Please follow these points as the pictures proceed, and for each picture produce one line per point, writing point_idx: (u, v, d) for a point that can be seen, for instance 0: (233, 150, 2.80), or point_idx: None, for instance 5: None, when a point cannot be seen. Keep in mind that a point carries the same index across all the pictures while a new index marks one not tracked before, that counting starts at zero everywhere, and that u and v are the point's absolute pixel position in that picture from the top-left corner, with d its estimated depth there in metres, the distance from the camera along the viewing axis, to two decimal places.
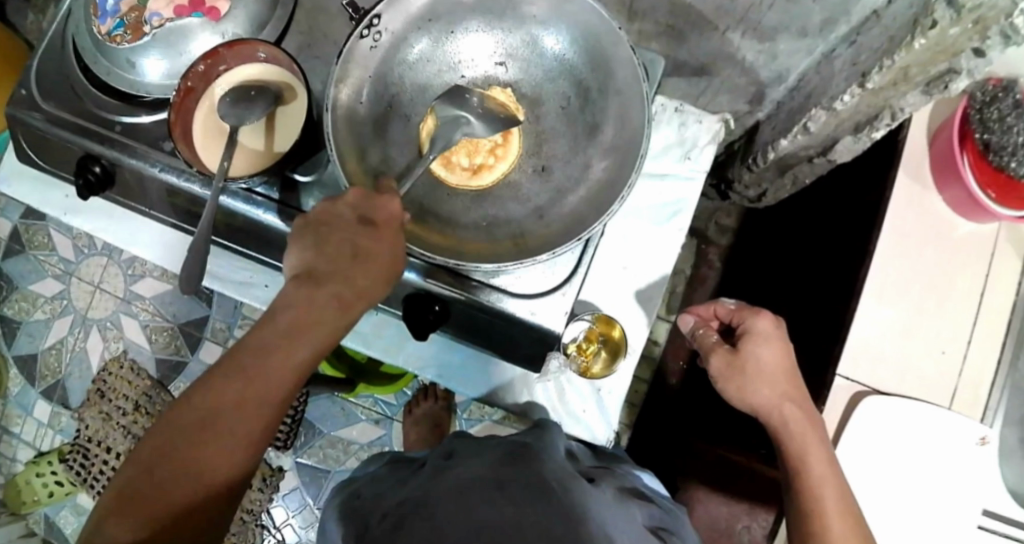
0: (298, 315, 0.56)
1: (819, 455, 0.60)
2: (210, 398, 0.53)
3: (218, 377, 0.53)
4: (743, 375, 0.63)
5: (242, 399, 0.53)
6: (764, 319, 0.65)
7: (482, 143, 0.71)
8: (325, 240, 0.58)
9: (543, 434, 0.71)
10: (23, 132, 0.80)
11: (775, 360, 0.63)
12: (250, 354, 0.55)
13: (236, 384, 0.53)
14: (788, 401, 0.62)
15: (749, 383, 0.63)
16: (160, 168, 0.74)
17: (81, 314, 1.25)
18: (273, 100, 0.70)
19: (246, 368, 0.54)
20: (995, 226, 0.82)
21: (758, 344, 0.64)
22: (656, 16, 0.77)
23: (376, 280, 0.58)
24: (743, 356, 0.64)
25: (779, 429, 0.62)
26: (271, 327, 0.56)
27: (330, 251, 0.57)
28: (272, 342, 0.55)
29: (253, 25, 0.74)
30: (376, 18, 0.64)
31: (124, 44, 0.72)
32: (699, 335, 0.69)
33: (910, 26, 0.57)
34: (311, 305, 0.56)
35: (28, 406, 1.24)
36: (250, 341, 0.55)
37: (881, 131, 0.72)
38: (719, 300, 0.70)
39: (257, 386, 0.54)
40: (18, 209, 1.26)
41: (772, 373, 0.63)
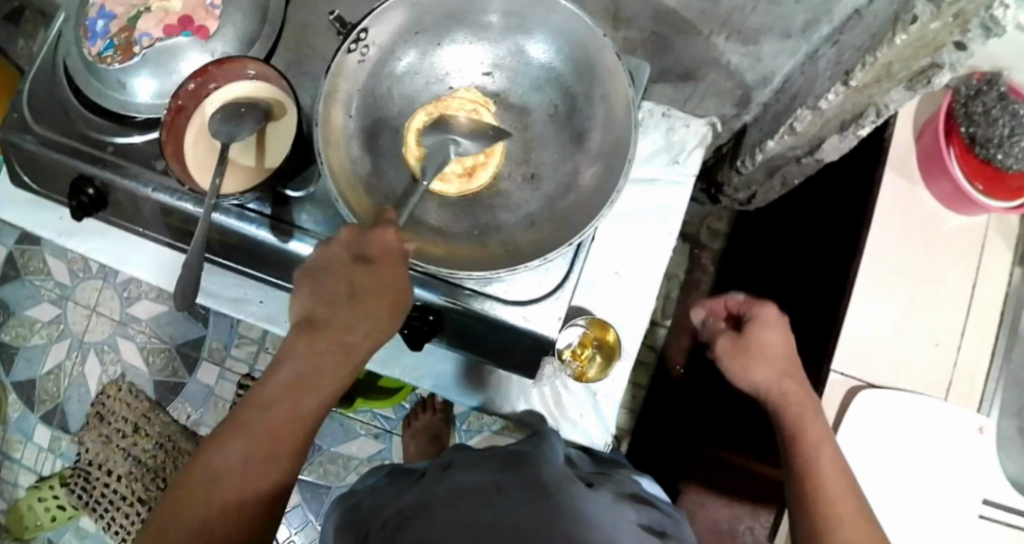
0: (302, 367, 0.56)
1: (813, 423, 0.61)
2: (219, 457, 0.53)
3: (227, 435, 0.54)
4: (747, 360, 0.65)
5: (252, 455, 0.53)
6: (770, 308, 0.67)
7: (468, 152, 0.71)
8: (322, 282, 0.57)
9: (540, 443, 0.71)
10: (18, 156, 0.81)
11: (778, 344, 0.65)
12: (258, 410, 0.55)
13: (246, 440, 0.54)
14: (786, 377, 0.64)
15: (751, 362, 0.65)
16: (153, 188, 0.74)
17: (78, 338, 1.25)
18: (263, 116, 0.70)
19: (253, 421, 0.54)
20: (984, 219, 0.83)
21: (765, 331, 0.65)
22: (641, 23, 0.78)
23: (377, 321, 0.57)
24: (748, 343, 0.65)
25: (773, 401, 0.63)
26: (277, 379, 0.56)
27: (328, 295, 0.57)
28: (279, 394, 0.56)
29: (242, 43, 0.74)
30: (363, 32, 0.65)
31: (114, 65, 0.72)
32: (707, 325, 0.71)
33: (891, 23, 0.58)
34: (313, 352, 0.56)
35: (28, 432, 1.24)
36: (256, 395, 0.56)
37: (867, 128, 0.73)
38: (729, 293, 0.71)
39: (267, 439, 0.54)
40: (13, 234, 1.26)
41: (773, 353, 0.64)
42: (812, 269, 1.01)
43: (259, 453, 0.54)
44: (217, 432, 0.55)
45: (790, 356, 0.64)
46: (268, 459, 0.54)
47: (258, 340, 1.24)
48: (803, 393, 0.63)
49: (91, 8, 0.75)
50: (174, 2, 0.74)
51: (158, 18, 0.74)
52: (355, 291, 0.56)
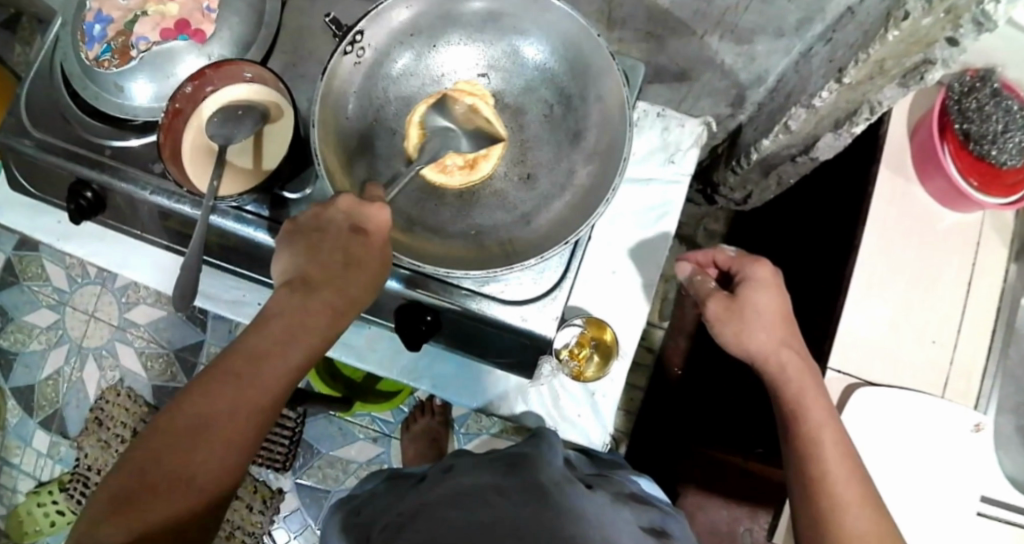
0: (291, 322, 0.56)
1: (816, 400, 0.59)
2: (203, 402, 0.52)
3: (211, 382, 0.53)
4: (741, 320, 0.62)
5: (238, 404, 0.53)
6: (765, 268, 0.63)
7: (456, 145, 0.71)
8: (317, 247, 0.58)
9: (541, 443, 0.72)
10: (16, 160, 0.81)
11: (772, 309, 0.62)
12: (245, 359, 0.55)
13: (232, 388, 0.53)
14: (785, 346, 0.61)
15: (747, 328, 0.62)
16: (151, 190, 0.74)
17: (77, 343, 1.25)
18: (260, 118, 0.71)
19: (239, 371, 0.54)
20: (979, 216, 0.83)
21: (758, 291, 0.63)
22: (635, 23, 0.79)
23: (366, 288, 0.58)
24: (742, 302, 0.63)
25: (769, 370, 0.61)
26: (265, 332, 0.56)
27: (321, 258, 0.58)
28: (265, 348, 0.55)
29: (239, 46, 0.75)
30: (359, 34, 0.66)
31: (111, 69, 0.73)
32: (695, 282, 0.67)
33: (884, 19, 0.58)
34: (303, 312, 0.57)
35: (27, 437, 1.24)
36: (242, 346, 0.55)
37: (860, 126, 0.74)
38: (719, 247, 0.68)
39: (252, 390, 0.54)
40: (11, 240, 1.26)
41: (769, 317, 0.62)
42: (805, 268, 1.01)
43: (245, 401, 0.54)
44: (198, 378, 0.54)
45: (785, 320, 0.62)
46: (252, 408, 0.54)
47: None
48: (805, 368, 0.61)
49: (89, 12, 0.76)
50: (172, 6, 0.74)
51: (155, 22, 0.74)
52: (349, 258, 0.58)
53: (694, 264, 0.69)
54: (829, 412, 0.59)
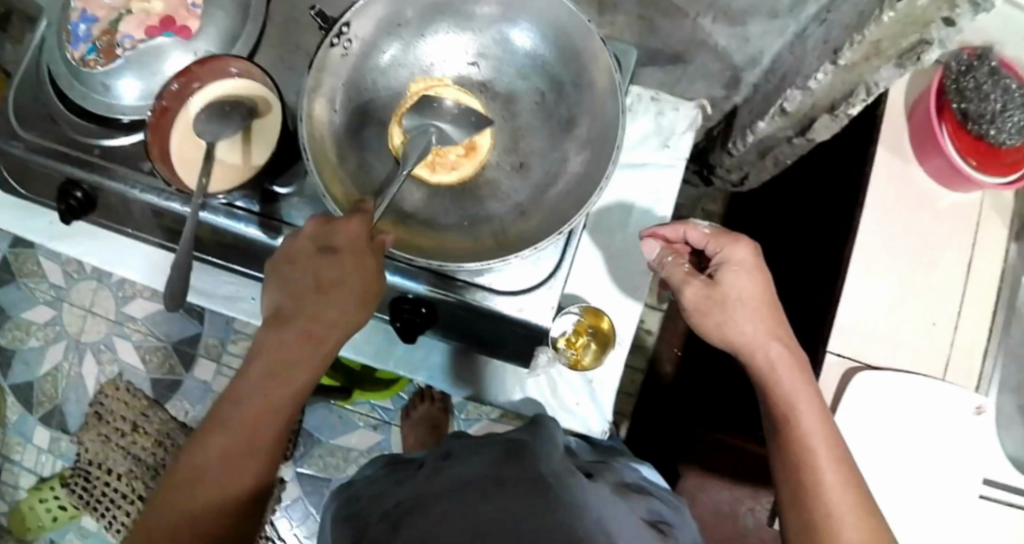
0: (278, 353, 0.57)
1: (812, 413, 0.57)
2: (201, 448, 0.56)
3: (209, 427, 0.56)
4: (722, 311, 0.59)
5: (230, 447, 0.56)
6: (743, 249, 0.60)
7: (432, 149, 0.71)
8: (290, 277, 0.58)
9: (540, 431, 0.71)
10: (5, 161, 0.80)
11: (755, 294, 0.59)
12: (236, 402, 0.57)
13: (232, 423, 0.56)
14: (773, 338, 0.59)
15: (730, 318, 0.59)
16: (140, 188, 0.74)
17: (75, 339, 1.25)
18: (248, 114, 0.70)
19: (236, 408, 0.57)
20: (978, 195, 0.82)
21: (738, 275, 0.60)
22: (627, 6, 0.78)
23: (345, 310, 0.57)
24: (723, 290, 0.59)
25: (758, 361, 0.59)
26: (255, 368, 0.57)
27: (297, 287, 0.57)
28: (253, 388, 0.57)
29: (224, 40, 0.74)
30: (346, 26, 0.64)
31: (97, 69, 0.72)
32: (668, 264, 0.64)
33: (878, 0, 0.57)
34: (286, 343, 0.57)
35: (28, 434, 1.24)
36: (238, 383, 0.58)
37: (857, 106, 0.73)
38: (689, 223, 0.64)
39: (248, 423, 0.56)
40: (5, 238, 1.26)
41: (752, 303, 0.59)
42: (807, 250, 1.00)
43: (236, 445, 0.56)
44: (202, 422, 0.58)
45: (765, 303, 0.60)
46: (244, 448, 0.56)
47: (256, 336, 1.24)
48: (799, 368, 0.59)
49: (74, 12, 0.75)
50: (157, 2, 0.73)
51: (141, 19, 0.73)
52: (322, 283, 0.57)
53: (662, 240, 0.66)
54: (829, 426, 0.57)
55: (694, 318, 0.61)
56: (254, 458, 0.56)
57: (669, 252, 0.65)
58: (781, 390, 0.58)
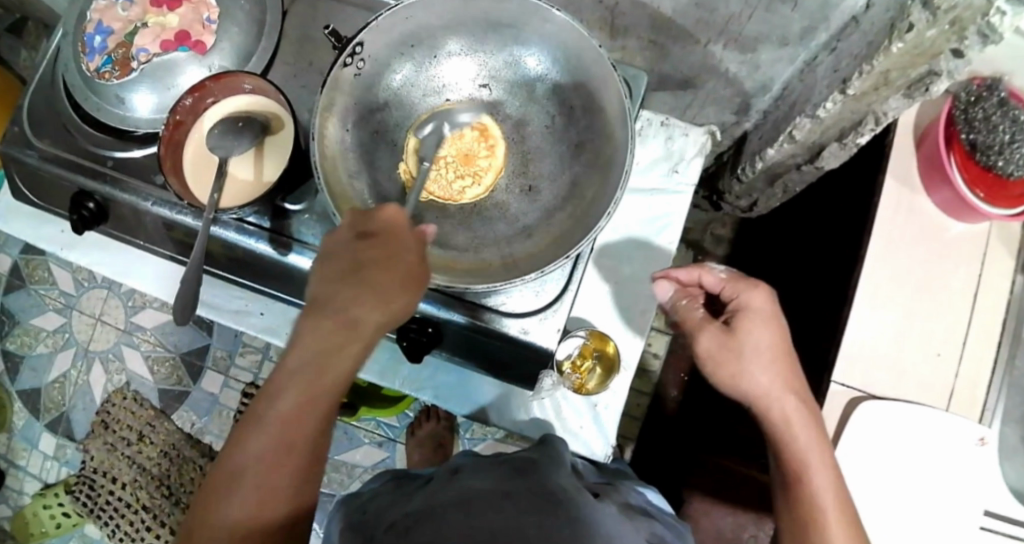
0: (315, 348, 0.54)
1: (828, 477, 0.57)
2: (246, 445, 0.54)
3: (249, 426, 0.54)
4: (738, 360, 0.59)
5: (280, 440, 0.54)
6: (760, 295, 0.60)
7: (481, 163, 0.71)
8: (329, 265, 0.54)
9: (547, 452, 0.72)
10: (20, 171, 0.81)
11: (770, 344, 0.59)
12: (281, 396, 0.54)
13: (272, 427, 0.54)
14: (788, 391, 0.59)
15: (746, 368, 0.58)
16: (153, 202, 0.75)
17: (83, 347, 1.26)
18: (260, 130, 0.70)
19: (276, 409, 0.54)
20: (986, 225, 0.82)
21: (754, 323, 0.59)
22: (639, 31, 0.80)
23: (385, 296, 0.52)
24: (740, 338, 0.59)
25: (771, 413, 0.59)
26: (292, 366, 0.54)
27: (332, 273, 0.53)
28: (300, 382, 0.54)
29: (238, 58, 0.75)
30: (358, 46, 0.65)
31: (112, 81, 0.73)
32: (682, 307, 0.65)
33: (887, 30, 0.58)
34: (325, 334, 0.53)
35: (34, 439, 1.25)
36: (276, 382, 0.55)
37: (866, 136, 0.73)
38: (705, 267, 0.65)
39: (291, 419, 0.54)
40: (18, 244, 1.27)
41: (768, 352, 0.59)
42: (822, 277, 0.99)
43: (289, 434, 0.54)
44: (241, 422, 0.55)
45: (784, 353, 0.59)
46: (293, 444, 0.54)
47: (262, 349, 1.25)
48: (813, 425, 0.59)
49: (90, 23, 0.76)
50: (172, 18, 0.75)
51: (156, 33, 0.75)
52: (360, 268, 0.52)
53: (674, 282, 0.68)
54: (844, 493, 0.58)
55: (706, 366, 0.61)
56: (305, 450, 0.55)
57: (683, 295, 0.66)
58: (795, 444, 0.58)
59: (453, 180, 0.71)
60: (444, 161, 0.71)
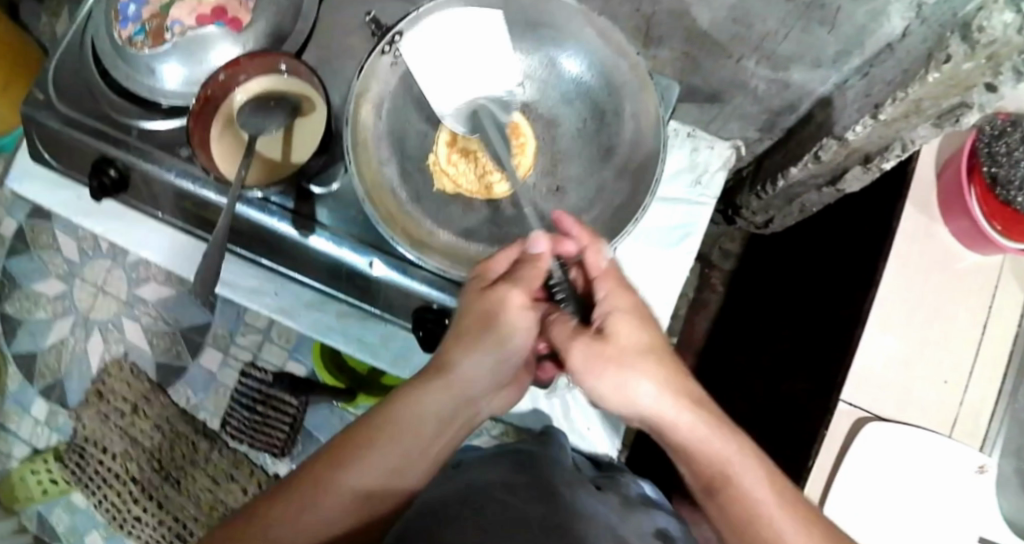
0: (445, 396, 0.59)
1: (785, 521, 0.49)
2: (363, 468, 0.57)
3: (371, 451, 0.57)
4: (620, 362, 0.54)
5: (397, 469, 0.58)
6: (626, 295, 0.56)
7: (511, 159, 0.71)
8: (475, 317, 0.57)
9: (549, 444, 0.72)
10: (40, 135, 0.81)
11: (653, 368, 0.54)
12: (404, 430, 0.58)
13: (389, 457, 0.57)
14: (678, 392, 0.54)
15: (634, 368, 0.54)
16: (176, 174, 0.74)
17: (83, 315, 1.25)
18: (291, 112, 0.70)
19: (397, 440, 0.58)
20: (999, 259, 0.83)
21: (627, 321, 0.55)
22: (671, 42, 0.80)
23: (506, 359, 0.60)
24: (615, 340, 0.54)
25: (701, 452, 0.53)
26: (423, 407, 0.58)
27: (471, 328, 0.57)
28: (424, 423, 0.59)
29: (273, 37, 0.75)
30: (398, 35, 0.67)
31: (145, 51, 0.73)
32: (555, 320, 0.58)
33: (925, 59, 0.59)
34: (454, 385, 0.59)
35: (26, 404, 1.24)
36: (400, 417, 0.58)
37: (891, 161, 0.74)
38: (593, 247, 0.58)
39: (411, 455, 0.58)
40: (25, 208, 1.27)
41: (641, 347, 0.54)
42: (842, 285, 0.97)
43: (416, 447, 0.58)
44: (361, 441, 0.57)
45: (651, 342, 0.55)
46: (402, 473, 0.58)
47: (262, 330, 1.24)
48: (734, 436, 0.53)
49: None
50: None
51: (192, 6, 0.74)
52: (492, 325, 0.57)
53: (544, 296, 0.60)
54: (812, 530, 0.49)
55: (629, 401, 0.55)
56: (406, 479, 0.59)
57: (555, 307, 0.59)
58: (737, 486, 0.51)
59: (483, 174, 0.71)
60: (476, 155, 0.71)
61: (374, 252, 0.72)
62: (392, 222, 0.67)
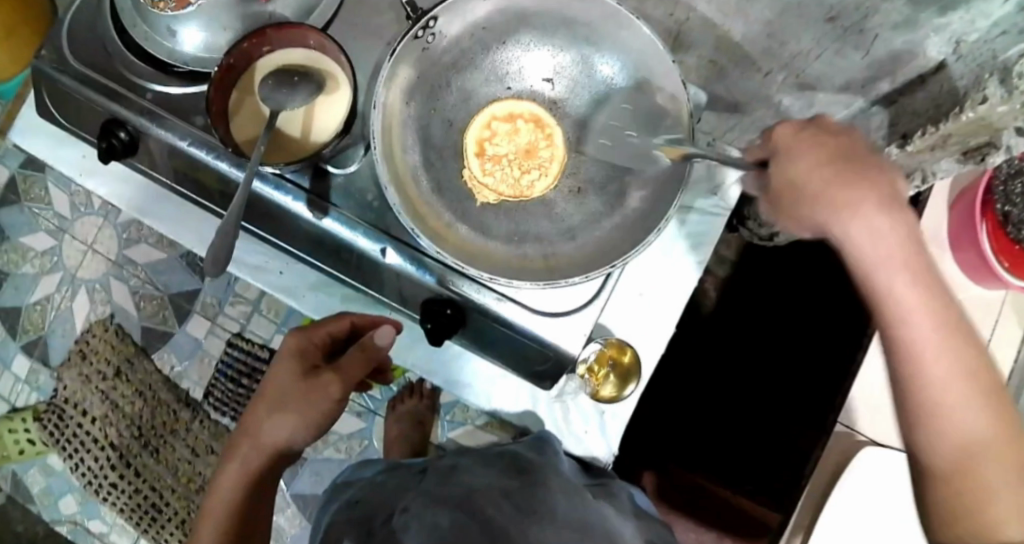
0: (279, 404, 0.72)
1: (972, 431, 0.47)
2: (226, 468, 0.74)
3: (232, 453, 0.74)
4: (801, 200, 0.51)
5: (244, 467, 0.73)
6: (787, 129, 0.52)
7: (541, 154, 0.71)
8: (298, 352, 0.75)
9: (548, 451, 0.80)
10: (47, 88, 0.78)
11: (884, 233, 0.49)
12: (252, 438, 0.74)
13: (238, 457, 0.73)
14: (857, 216, 0.49)
15: (809, 203, 0.51)
16: (190, 142, 0.72)
17: (71, 273, 1.22)
18: (315, 89, 0.68)
19: (248, 443, 0.74)
20: (1002, 294, 0.85)
21: (797, 159, 0.51)
22: (701, 50, 0.79)
23: (326, 375, 0.72)
24: (793, 180, 0.51)
25: (902, 319, 0.49)
26: (264, 418, 0.73)
27: (295, 360, 0.75)
28: (266, 429, 0.73)
29: (301, 7, 0.72)
30: (432, 21, 0.64)
31: (167, 12, 0.69)
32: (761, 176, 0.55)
33: (960, 97, 0.57)
34: (286, 393, 0.73)
35: (7, 359, 1.22)
36: (250, 427, 0.75)
37: (910, 192, 0.74)
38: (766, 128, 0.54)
39: (254, 451, 0.73)
40: (17, 158, 1.22)
41: (816, 184, 0.50)
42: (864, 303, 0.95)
43: (260, 449, 0.73)
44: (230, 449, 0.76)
45: (842, 169, 0.50)
46: (252, 472, 0.73)
47: (252, 301, 1.20)
48: (922, 284, 0.49)
49: None
50: None
51: None
52: (308, 356, 0.75)
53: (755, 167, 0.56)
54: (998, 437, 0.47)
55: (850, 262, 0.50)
56: (260, 480, 0.73)
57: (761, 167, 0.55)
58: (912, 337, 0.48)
59: (520, 176, 0.70)
60: (507, 159, 0.71)
61: (386, 239, 0.71)
62: (413, 212, 0.66)
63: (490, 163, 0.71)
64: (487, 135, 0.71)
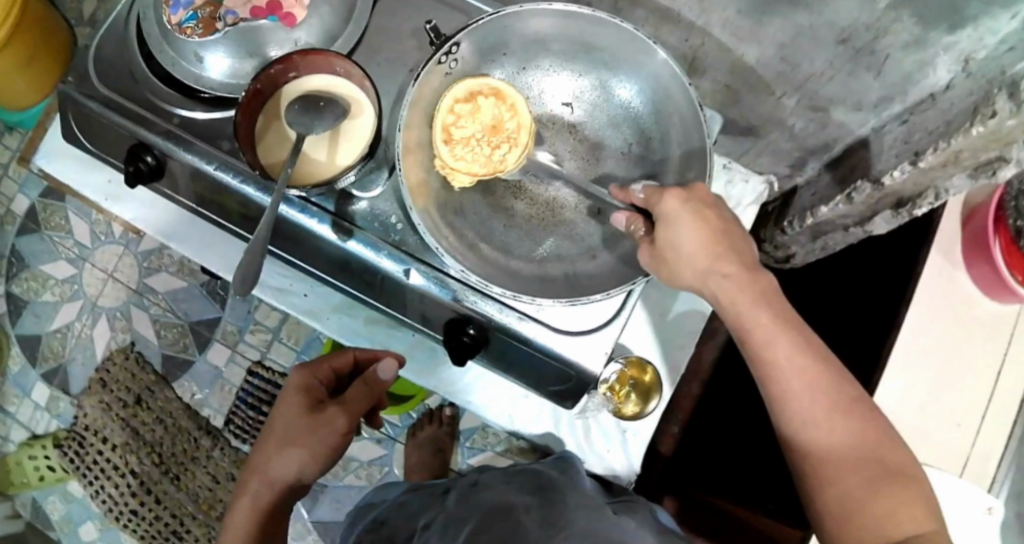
0: (287, 439, 0.72)
1: (841, 450, 0.51)
2: (238, 501, 0.73)
3: (244, 487, 0.74)
4: (671, 263, 0.61)
5: (257, 501, 0.72)
6: (669, 199, 0.61)
7: (508, 126, 0.68)
8: (306, 386, 0.76)
9: (570, 471, 0.80)
10: (75, 114, 0.80)
11: (744, 284, 0.58)
12: (264, 472, 0.73)
13: (252, 492, 0.73)
14: (712, 273, 0.59)
15: (675, 267, 0.61)
16: (216, 166, 0.74)
17: (91, 301, 1.23)
18: (340, 114, 0.70)
19: (260, 478, 0.73)
20: (1018, 308, 0.84)
21: (672, 228, 0.60)
22: (714, 73, 0.81)
23: (333, 411, 0.72)
24: (665, 247, 0.61)
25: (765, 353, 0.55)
26: (274, 453, 0.73)
27: (302, 394, 0.75)
28: (277, 463, 0.72)
29: (326, 36, 0.75)
30: (455, 46, 0.65)
31: (193, 38, 0.72)
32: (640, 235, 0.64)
33: (970, 113, 0.57)
34: (295, 429, 0.72)
35: (27, 387, 1.23)
36: (261, 460, 0.74)
37: (923, 209, 0.71)
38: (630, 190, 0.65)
39: (268, 484, 0.73)
40: (37, 187, 1.25)
41: (688, 250, 0.59)
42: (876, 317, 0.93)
43: (272, 483, 0.73)
44: (241, 482, 0.75)
45: (705, 241, 0.59)
46: (264, 507, 0.72)
47: (271, 329, 1.21)
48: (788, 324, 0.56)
49: None
50: None
51: None
52: (314, 390, 0.76)
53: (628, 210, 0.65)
54: (880, 468, 0.49)
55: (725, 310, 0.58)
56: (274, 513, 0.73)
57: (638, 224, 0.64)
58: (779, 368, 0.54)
59: (491, 152, 0.67)
60: (477, 139, 0.67)
61: (410, 260, 0.72)
62: (439, 234, 0.68)
63: (462, 147, 0.67)
64: (452, 119, 0.67)
